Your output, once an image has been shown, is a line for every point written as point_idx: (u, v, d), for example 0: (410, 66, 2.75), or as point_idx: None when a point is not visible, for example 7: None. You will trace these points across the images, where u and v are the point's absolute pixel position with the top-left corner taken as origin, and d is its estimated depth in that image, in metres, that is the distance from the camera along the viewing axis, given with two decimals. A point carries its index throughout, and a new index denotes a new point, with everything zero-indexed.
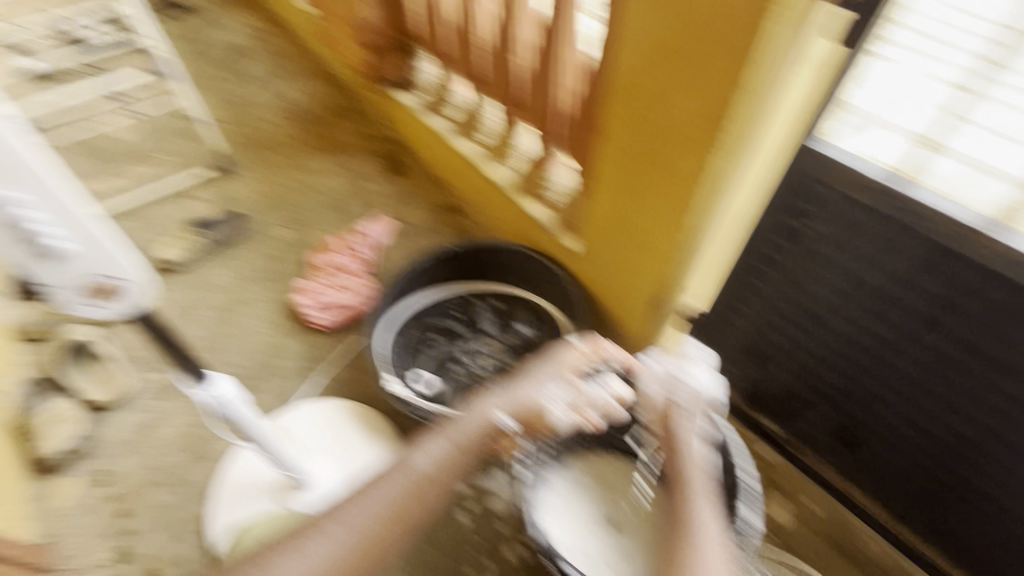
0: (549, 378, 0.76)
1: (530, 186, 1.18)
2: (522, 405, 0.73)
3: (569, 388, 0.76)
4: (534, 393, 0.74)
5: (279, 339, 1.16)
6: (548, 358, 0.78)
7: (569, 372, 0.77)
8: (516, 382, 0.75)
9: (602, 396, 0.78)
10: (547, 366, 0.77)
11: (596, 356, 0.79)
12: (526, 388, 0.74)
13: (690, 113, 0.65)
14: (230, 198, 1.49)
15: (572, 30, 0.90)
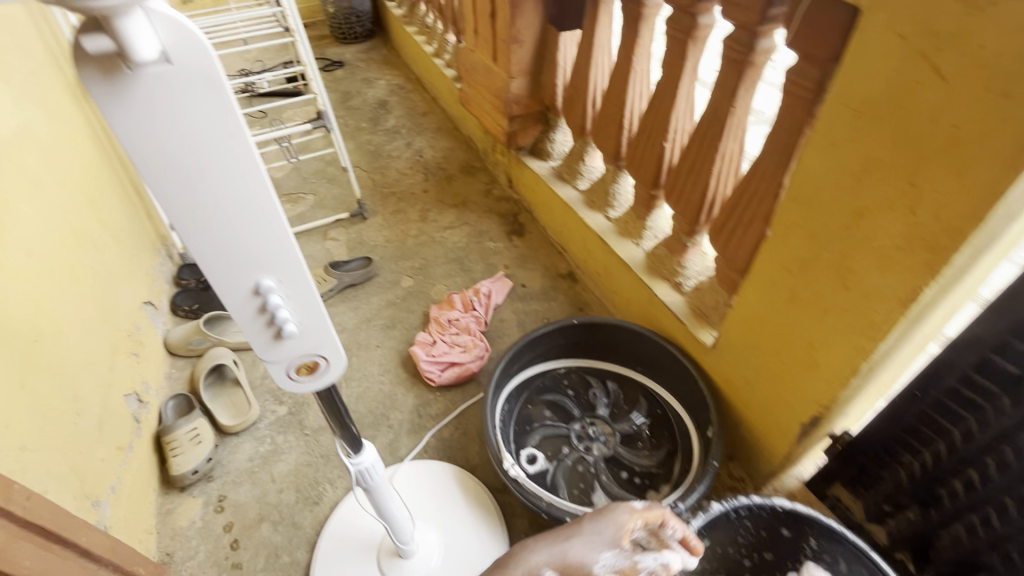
0: (598, 540, 0.70)
1: (662, 269, 1.14)
2: (569, 563, 0.69)
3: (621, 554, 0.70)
4: (583, 553, 0.69)
5: (392, 388, 1.18)
6: (602, 515, 0.72)
7: (625, 541, 0.70)
8: (567, 533, 0.71)
9: (654, 566, 0.71)
10: (604, 528, 0.71)
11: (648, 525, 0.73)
12: (575, 548, 0.70)
13: (900, 235, 0.58)
14: (359, 241, 1.57)
15: (740, 123, 0.88)
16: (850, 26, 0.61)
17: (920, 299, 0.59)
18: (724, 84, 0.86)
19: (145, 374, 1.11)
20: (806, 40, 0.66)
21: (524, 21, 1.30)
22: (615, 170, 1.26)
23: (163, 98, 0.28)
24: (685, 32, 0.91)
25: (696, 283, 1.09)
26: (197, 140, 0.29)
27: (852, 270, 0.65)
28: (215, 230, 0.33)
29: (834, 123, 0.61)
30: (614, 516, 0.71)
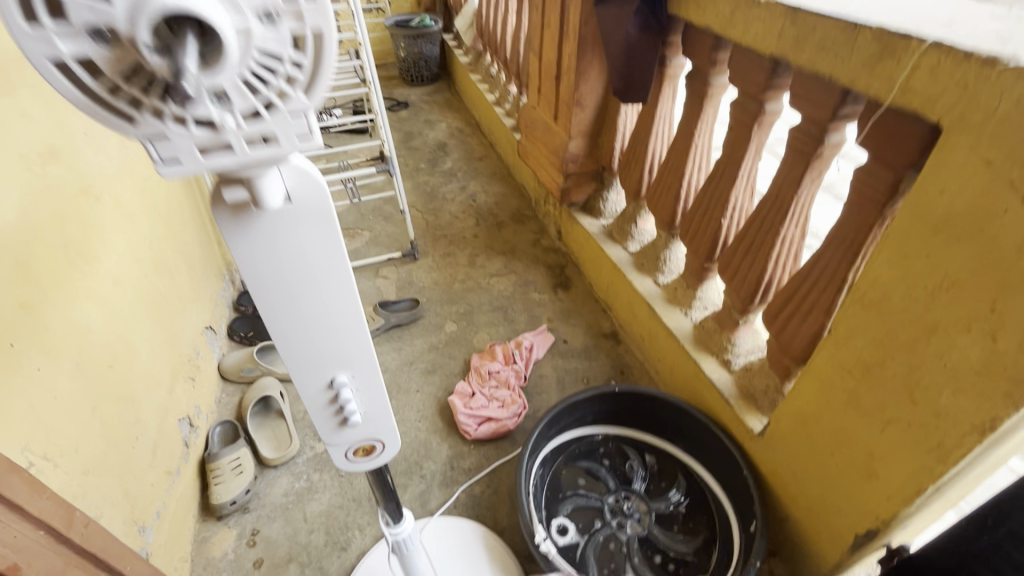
0: None
1: (710, 343, 1.12)
2: None
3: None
4: None
5: (428, 436, 1.19)
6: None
7: None
8: None
9: None
10: None
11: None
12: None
13: (978, 359, 0.55)
14: (408, 281, 1.62)
15: (802, 210, 0.87)
16: (931, 139, 0.59)
17: (998, 429, 0.55)
18: (788, 172, 0.85)
19: (198, 398, 1.16)
20: (881, 145, 0.65)
21: (588, 86, 1.34)
22: (667, 236, 1.26)
23: (284, 227, 0.32)
24: (752, 117, 0.91)
25: (745, 363, 1.06)
26: (305, 261, 0.33)
27: (920, 385, 0.62)
28: (305, 333, 0.36)
29: (908, 235, 0.60)
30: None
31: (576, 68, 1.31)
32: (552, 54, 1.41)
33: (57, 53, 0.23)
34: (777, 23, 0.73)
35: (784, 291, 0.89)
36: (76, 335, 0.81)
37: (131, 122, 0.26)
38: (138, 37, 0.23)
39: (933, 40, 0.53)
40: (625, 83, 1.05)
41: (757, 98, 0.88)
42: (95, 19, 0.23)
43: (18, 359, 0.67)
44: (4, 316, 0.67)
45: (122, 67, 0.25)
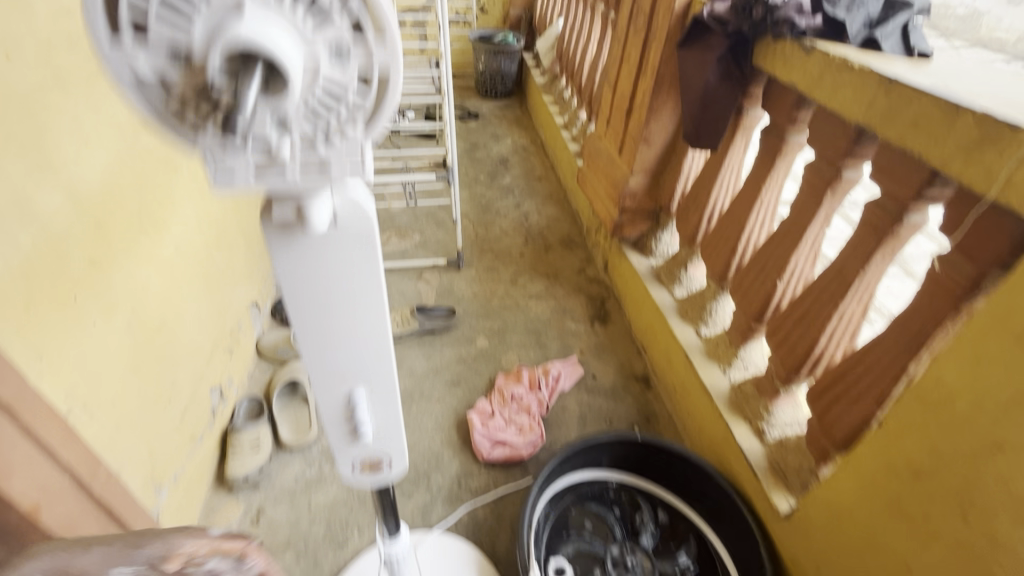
0: None
1: (746, 408, 1.06)
2: None
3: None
4: None
5: (442, 448, 1.19)
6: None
7: None
8: None
9: None
10: None
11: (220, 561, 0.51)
12: None
13: None
14: (448, 290, 1.64)
15: (871, 288, 0.82)
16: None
17: None
18: (858, 246, 0.80)
19: (232, 369, 1.21)
20: (974, 238, 0.60)
21: (657, 125, 1.32)
22: (717, 288, 1.22)
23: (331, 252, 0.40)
24: (826, 182, 0.87)
25: (780, 435, 1.00)
26: (343, 280, 0.42)
27: (972, 503, 0.57)
28: (335, 348, 0.45)
29: (981, 339, 0.55)
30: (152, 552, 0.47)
31: (648, 106, 1.29)
32: (627, 88, 1.40)
33: (140, 67, 0.30)
34: (863, 93, 0.69)
35: (836, 371, 0.84)
36: (136, 295, 0.86)
37: (194, 135, 0.32)
38: (208, 57, 0.29)
39: None
40: (695, 128, 1.02)
41: (835, 165, 0.84)
42: (177, 41, 0.29)
43: (78, 311, 0.72)
44: (73, 269, 0.72)
45: (192, 83, 0.30)
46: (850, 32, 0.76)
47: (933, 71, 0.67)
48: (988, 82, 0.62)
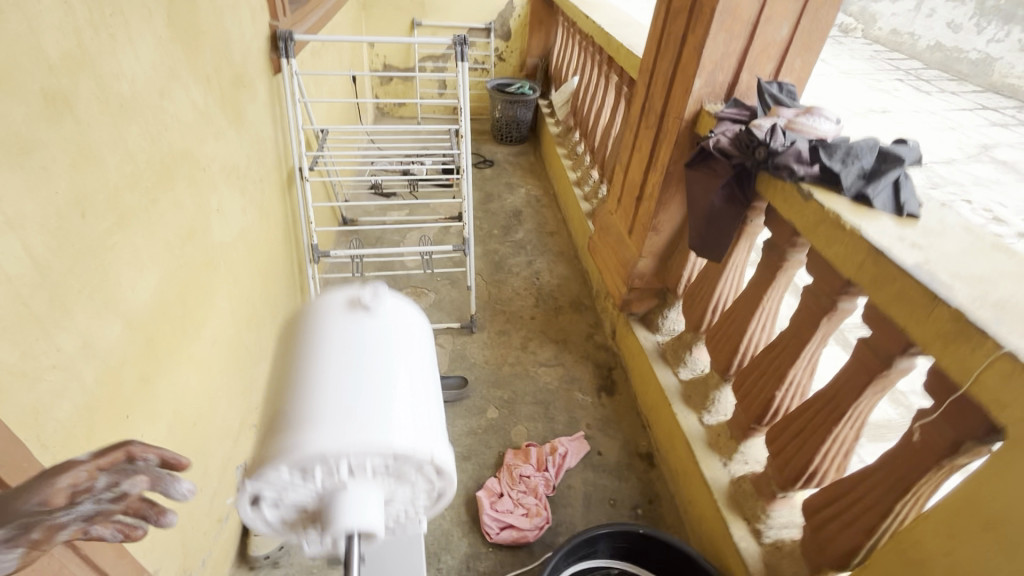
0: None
1: (744, 505, 1.10)
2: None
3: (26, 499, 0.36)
4: None
5: (452, 526, 1.24)
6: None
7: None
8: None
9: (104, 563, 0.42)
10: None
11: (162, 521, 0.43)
12: None
13: None
14: (461, 356, 1.71)
15: (863, 416, 0.87)
16: (998, 437, 0.59)
17: None
18: (851, 378, 0.85)
19: (255, 444, 1.29)
20: (949, 416, 0.64)
21: (665, 216, 1.38)
22: (720, 377, 1.26)
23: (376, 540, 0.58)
24: (821, 309, 0.92)
25: (777, 537, 1.04)
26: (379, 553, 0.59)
27: None
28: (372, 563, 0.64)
29: (954, 516, 0.60)
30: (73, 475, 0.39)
31: (657, 199, 1.36)
32: (638, 176, 1.47)
33: (268, 513, 0.40)
34: (852, 253, 0.75)
35: (829, 493, 0.88)
36: (177, 396, 0.94)
37: (303, 539, 0.43)
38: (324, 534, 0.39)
39: (1009, 348, 0.54)
40: (700, 241, 1.08)
41: (829, 297, 0.90)
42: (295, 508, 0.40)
43: (129, 427, 0.80)
44: (126, 389, 0.79)
45: (303, 520, 0.41)
46: (845, 184, 0.82)
47: (917, 238, 0.73)
48: (965, 262, 0.68)
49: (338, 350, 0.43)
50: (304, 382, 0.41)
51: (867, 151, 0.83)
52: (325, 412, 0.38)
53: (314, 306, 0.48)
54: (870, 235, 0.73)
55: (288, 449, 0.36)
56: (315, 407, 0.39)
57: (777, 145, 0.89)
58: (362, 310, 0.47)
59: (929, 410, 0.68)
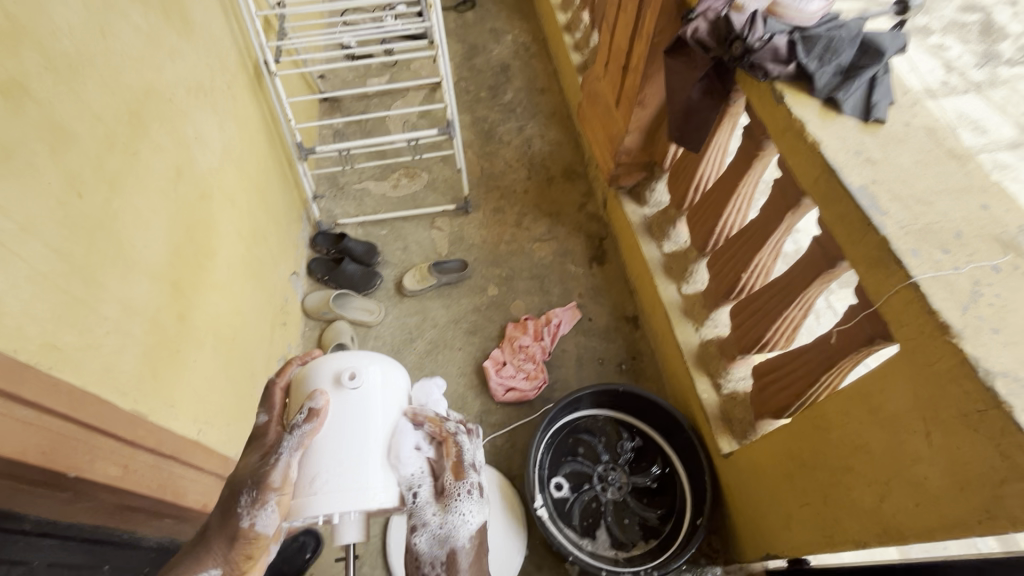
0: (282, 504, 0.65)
1: (709, 364, 1.29)
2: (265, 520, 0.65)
3: (265, 497, 0.64)
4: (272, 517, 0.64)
5: (465, 390, 1.49)
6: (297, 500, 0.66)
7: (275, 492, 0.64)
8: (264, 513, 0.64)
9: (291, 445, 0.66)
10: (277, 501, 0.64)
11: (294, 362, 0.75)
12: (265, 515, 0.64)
13: (869, 504, 0.73)
14: (460, 237, 1.80)
15: (813, 301, 0.97)
16: (893, 344, 0.72)
17: (865, 546, 0.75)
18: (802, 271, 0.95)
19: (288, 337, 1.49)
20: (867, 325, 0.75)
21: (652, 89, 1.32)
22: (698, 253, 1.33)
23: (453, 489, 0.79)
24: (787, 205, 0.96)
25: (733, 388, 1.24)
26: None
27: (832, 493, 0.81)
28: None
29: (853, 400, 0.74)
30: (247, 460, 0.67)
31: (642, 72, 1.28)
32: (624, 42, 1.36)
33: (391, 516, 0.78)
34: (809, 167, 0.78)
35: (773, 362, 1.04)
36: (211, 322, 1.09)
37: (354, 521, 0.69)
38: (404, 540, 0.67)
39: (914, 280, 0.62)
40: (679, 134, 1.08)
41: (794, 195, 0.93)
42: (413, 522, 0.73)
43: (182, 358, 0.96)
44: (170, 331, 0.94)
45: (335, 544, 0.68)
46: (818, 85, 0.80)
47: (875, 151, 0.75)
48: (910, 180, 0.71)
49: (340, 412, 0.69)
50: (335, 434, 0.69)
51: (847, 44, 0.79)
52: (370, 463, 0.68)
53: (311, 372, 0.72)
54: (828, 151, 0.75)
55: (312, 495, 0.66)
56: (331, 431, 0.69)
57: (755, 40, 0.83)
58: (344, 389, 0.70)
59: (855, 314, 0.78)
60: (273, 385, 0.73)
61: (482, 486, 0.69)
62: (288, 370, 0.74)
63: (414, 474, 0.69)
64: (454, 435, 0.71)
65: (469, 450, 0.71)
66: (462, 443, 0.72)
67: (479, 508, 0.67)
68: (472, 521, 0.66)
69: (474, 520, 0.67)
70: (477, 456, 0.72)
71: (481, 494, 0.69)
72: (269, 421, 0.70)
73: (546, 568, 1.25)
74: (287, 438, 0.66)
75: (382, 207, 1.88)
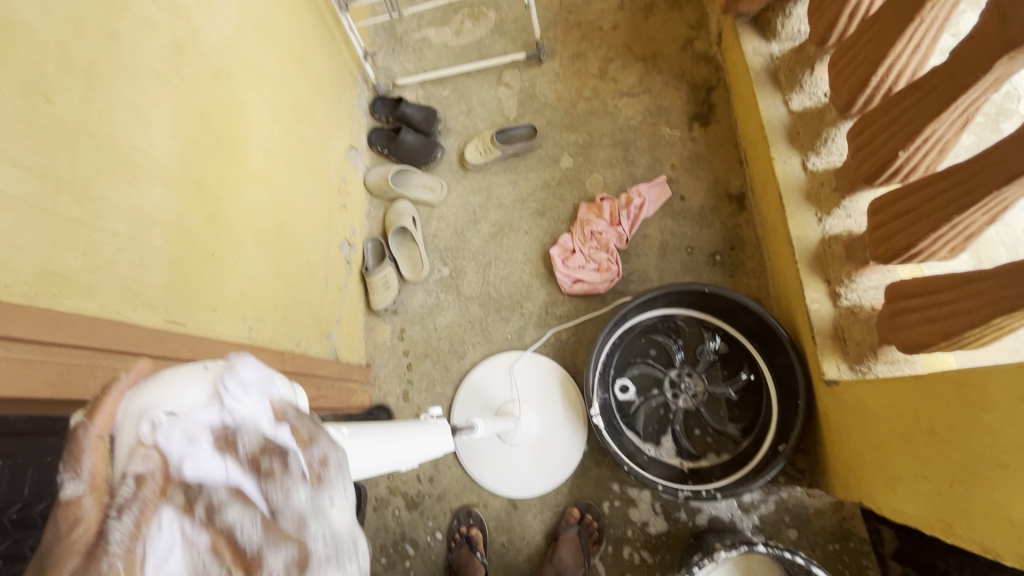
0: None
1: (829, 267, 1.00)
2: None
3: None
4: None
5: (530, 278, 1.37)
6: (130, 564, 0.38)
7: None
8: None
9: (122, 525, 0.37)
10: None
11: (115, 388, 0.43)
12: None
13: (1019, 518, 0.52)
14: (531, 96, 1.51)
15: (1008, 204, 0.65)
16: None
17: (997, 558, 0.56)
18: (1006, 160, 0.61)
19: (351, 219, 1.44)
20: None
21: None
22: (838, 116, 0.95)
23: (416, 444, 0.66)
24: (1006, 45, 0.58)
25: (856, 300, 0.96)
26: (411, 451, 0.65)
27: (964, 481, 0.60)
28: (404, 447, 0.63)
29: None
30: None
31: None
32: None
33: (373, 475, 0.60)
34: None
35: (919, 285, 0.75)
36: (249, 216, 1.05)
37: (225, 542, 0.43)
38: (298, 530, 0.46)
39: None
40: None
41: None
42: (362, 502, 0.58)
43: (217, 261, 0.94)
44: (199, 234, 0.90)
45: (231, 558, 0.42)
46: None
47: None
48: None
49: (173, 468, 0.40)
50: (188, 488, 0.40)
51: None
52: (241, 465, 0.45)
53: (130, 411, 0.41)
54: None
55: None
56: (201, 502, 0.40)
57: None
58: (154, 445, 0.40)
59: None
60: (83, 433, 0.40)
61: (325, 473, 0.47)
62: (108, 401, 0.42)
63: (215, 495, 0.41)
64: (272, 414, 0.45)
65: (294, 431, 0.47)
66: (241, 503, 0.41)
67: (323, 503, 0.46)
68: (313, 528, 0.44)
69: (338, 505, 0.47)
70: (288, 506, 0.43)
71: (339, 469, 0.49)
72: (86, 494, 0.39)
73: (605, 466, 1.21)
74: (116, 525, 0.37)
75: (443, 61, 1.62)
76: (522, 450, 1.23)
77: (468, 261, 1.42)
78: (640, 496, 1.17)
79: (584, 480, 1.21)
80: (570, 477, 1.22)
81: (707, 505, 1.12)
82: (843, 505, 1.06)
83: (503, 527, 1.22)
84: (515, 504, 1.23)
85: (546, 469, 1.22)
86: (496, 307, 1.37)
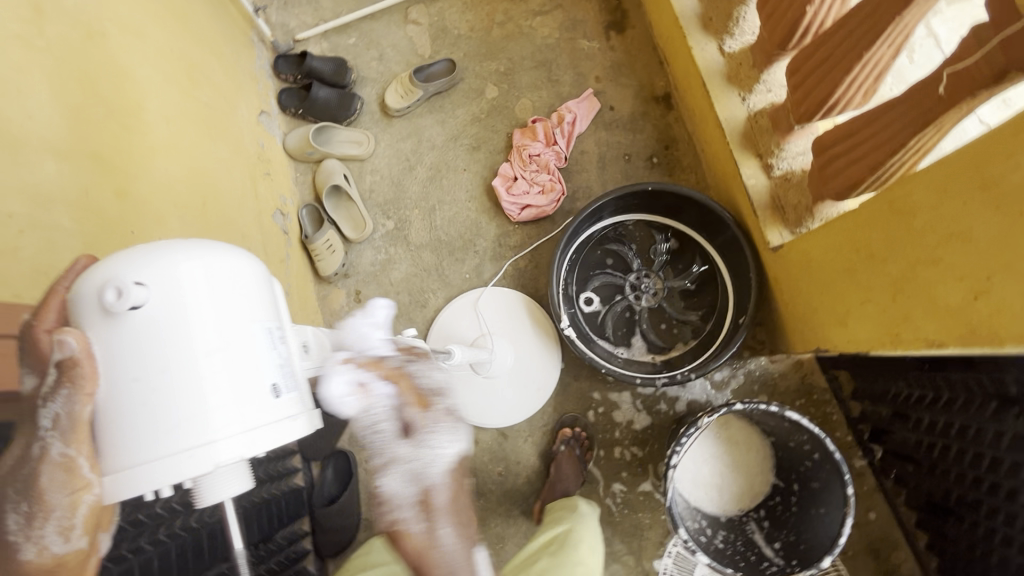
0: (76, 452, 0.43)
1: (758, 142, 1.04)
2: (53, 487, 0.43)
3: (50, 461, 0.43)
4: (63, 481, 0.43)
5: (477, 215, 1.35)
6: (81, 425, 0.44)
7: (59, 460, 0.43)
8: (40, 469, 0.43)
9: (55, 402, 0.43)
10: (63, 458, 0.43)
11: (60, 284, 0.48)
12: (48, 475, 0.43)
13: (955, 302, 0.59)
14: (442, 29, 1.45)
15: (908, 32, 0.69)
16: None
17: (941, 349, 0.63)
18: None
19: (278, 188, 1.36)
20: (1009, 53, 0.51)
21: None
22: None
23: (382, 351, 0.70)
24: None
25: (788, 168, 1.00)
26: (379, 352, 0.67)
27: (903, 290, 0.66)
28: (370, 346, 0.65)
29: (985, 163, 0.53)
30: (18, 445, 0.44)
31: None
32: None
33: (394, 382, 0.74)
34: None
35: (841, 131, 0.79)
36: (164, 190, 0.96)
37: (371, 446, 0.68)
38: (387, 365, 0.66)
39: None
40: None
41: None
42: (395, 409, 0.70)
43: (140, 239, 0.87)
44: (112, 211, 0.82)
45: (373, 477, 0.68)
46: None
47: None
48: None
49: (121, 340, 0.44)
50: (155, 364, 0.45)
51: None
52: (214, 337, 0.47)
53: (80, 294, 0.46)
54: None
55: (150, 460, 0.44)
56: (193, 377, 0.45)
57: None
58: (118, 313, 0.44)
59: (979, 46, 0.54)
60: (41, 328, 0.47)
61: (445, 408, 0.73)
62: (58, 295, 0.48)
63: (370, 403, 0.66)
64: (405, 368, 0.72)
65: (427, 375, 0.74)
66: (389, 386, 0.68)
67: (439, 437, 0.69)
68: (444, 455, 0.69)
69: (442, 452, 0.69)
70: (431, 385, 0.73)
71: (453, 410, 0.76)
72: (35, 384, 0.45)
73: (583, 379, 1.24)
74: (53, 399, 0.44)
75: (343, 7, 1.52)
76: (500, 381, 1.24)
77: (412, 210, 1.38)
78: (621, 398, 1.22)
79: (567, 396, 1.24)
80: (553, 397, 1.25)
81: (683, 392, 1.18)
82: (803, 363, 1.14)
83: (498, 457, 1.24)
84: (504, 434, 1.25)
85: (528, 393, 1.24)
86: (449, 250, 1.35)
